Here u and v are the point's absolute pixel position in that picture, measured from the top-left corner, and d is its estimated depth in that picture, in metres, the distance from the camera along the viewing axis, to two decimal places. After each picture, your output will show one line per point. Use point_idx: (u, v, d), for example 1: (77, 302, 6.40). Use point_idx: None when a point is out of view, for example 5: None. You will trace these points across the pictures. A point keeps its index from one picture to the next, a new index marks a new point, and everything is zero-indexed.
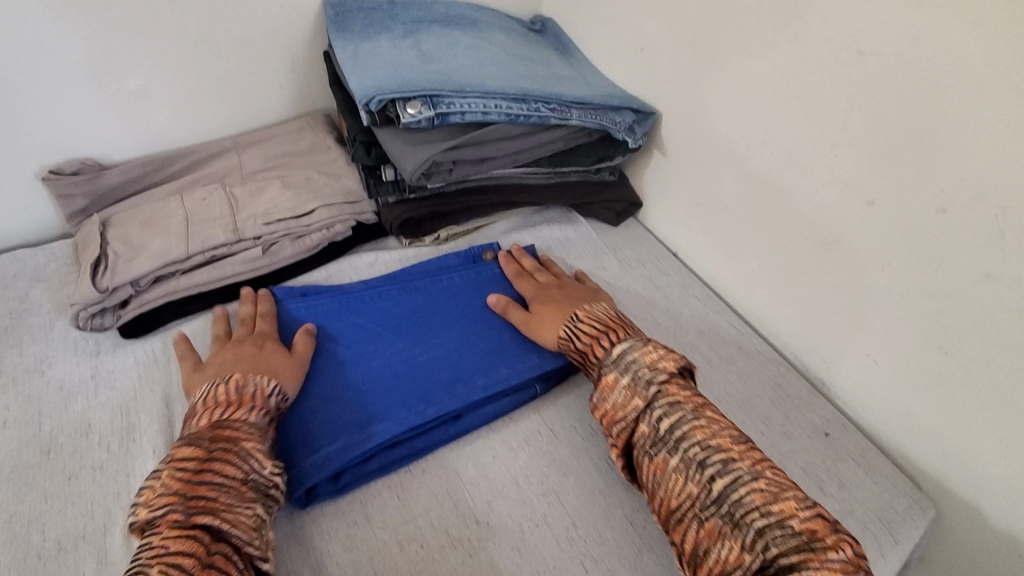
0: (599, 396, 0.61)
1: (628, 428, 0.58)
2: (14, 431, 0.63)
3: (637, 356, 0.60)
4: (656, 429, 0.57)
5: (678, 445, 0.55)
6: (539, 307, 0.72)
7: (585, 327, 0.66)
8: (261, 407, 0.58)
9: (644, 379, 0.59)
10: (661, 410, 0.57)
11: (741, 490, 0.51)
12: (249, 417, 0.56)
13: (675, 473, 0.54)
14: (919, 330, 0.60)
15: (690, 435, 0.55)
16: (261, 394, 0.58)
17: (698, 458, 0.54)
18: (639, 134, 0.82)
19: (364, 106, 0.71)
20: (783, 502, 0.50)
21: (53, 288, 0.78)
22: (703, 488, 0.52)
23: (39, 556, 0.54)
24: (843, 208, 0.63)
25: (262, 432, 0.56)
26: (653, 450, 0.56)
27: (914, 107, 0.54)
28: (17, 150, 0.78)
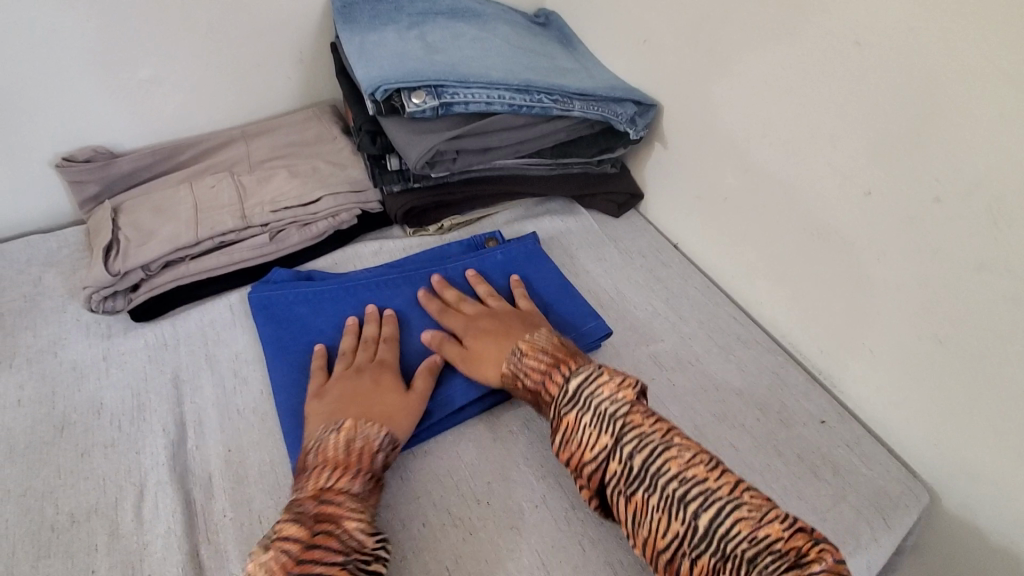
0: (560, 439, 0.58)
1: (598, 468, 0.56)
2: (29, 409, 0.65)
3: (596, 390, 0.57)
4: (628, 467, 0.54)
5: (656, 480, 0.52)
6: (478, 339, 0.67)
7: (531, 363, 0.63)
8: (365, 469, 0.55)
9: (608, 415, 0.56)
10: (630, 446, 0.54)
11: (726, 521, 0.49)
12: (353, 485, 0.53)
13: (658, 512, 0.51)
14: (914, 319, 0.61)
15: (664, 468, 0.53)
16: (368, 454, 0.56)
17: (678, 494, 0.51)
18: (641, 126, 0.83)
19: (370, 95, 0.73)
20: (768, 526, 0.48)
21: (65, 272, 0.79)
22: (689, 525, 0.50)
23: (53, 528, 0.56)
24: (840, 198, 0.64)
25: (363, 500, 0.53)
26: (630, 488, 0.53)
27: (910, 98, 0.55)
28: (31, 138, 0.80)
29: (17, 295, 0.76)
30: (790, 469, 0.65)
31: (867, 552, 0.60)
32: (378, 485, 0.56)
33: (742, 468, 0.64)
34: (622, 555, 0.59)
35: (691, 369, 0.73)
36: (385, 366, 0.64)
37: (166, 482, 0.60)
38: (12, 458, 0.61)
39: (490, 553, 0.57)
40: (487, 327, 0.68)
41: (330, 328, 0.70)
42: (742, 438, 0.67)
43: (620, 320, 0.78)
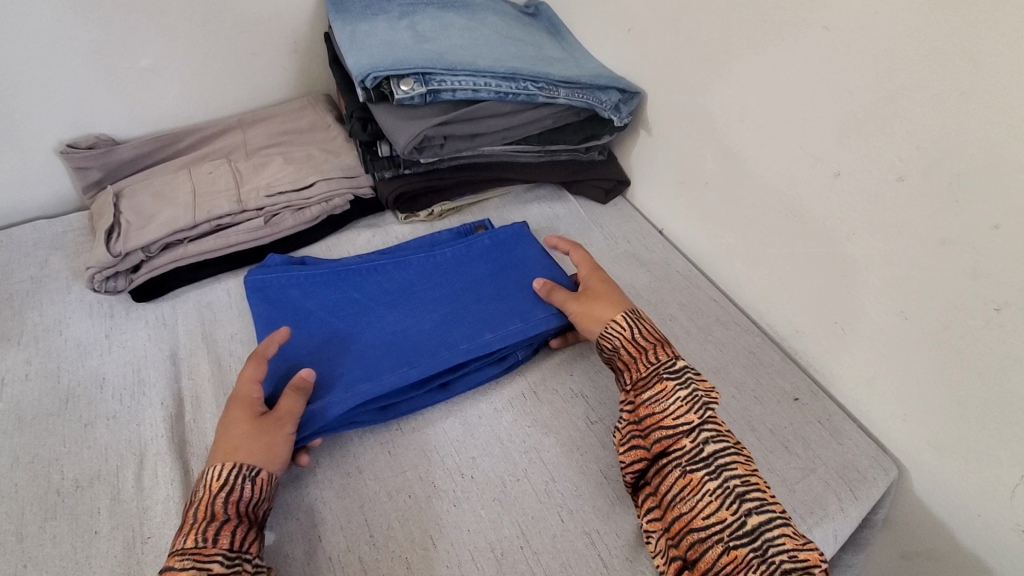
0: (651, 397, 0.62)
1: (671, 437, 0.59)
2: (35, 383, 0.68)
3: (697, 380, 0.63)
4: (699, 448, 0.58)
5: (720, 470, 0.57)
6: (600, 284, 0.73)
7: (647, 329, 0.67)
8: (203, 519, 0.53)
9: (702, 402, 0.61)
10: (710, 433, 0.59)
11: (773, 530, 0.53)
12: (188, 543, 0.51)
13: (711, 496, 0.56)
14: (883, 297, 0.63)
15: (732, 465, 0.57)
16: (207, 499, 0.54)
17: (738, 489, 0.56)
18: (625, 113, 0.85)
19: (360, 83, 0.75)
20: (809, 551, 0.53)
21: (70, 255, 0.83)
22: (738, 519, 0.54)
23: (59, 493, 0.60)
24: (813, 179, 0.66)
25: (200, 550, 0.51)
26: (691, 466, 0.58)
27: (874, 81, 0.57)
28: (38, 125, 0.83)
29: (24, 276, 0.79)
30: (762, 444, 0.67)
31: (834, 522, 0.63)
32: (230, 526, 0.53)
33: None
34: (599, 525, 0.61)
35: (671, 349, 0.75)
36: (233, 400, 0.61)
37: (165, 452, 0.63)
38: (21, 428, 0.64)
39: (472, 523, 0.60)
40: (604, 283, 0.73)
41: (320, 310, 0.72)
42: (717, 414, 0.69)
43: None
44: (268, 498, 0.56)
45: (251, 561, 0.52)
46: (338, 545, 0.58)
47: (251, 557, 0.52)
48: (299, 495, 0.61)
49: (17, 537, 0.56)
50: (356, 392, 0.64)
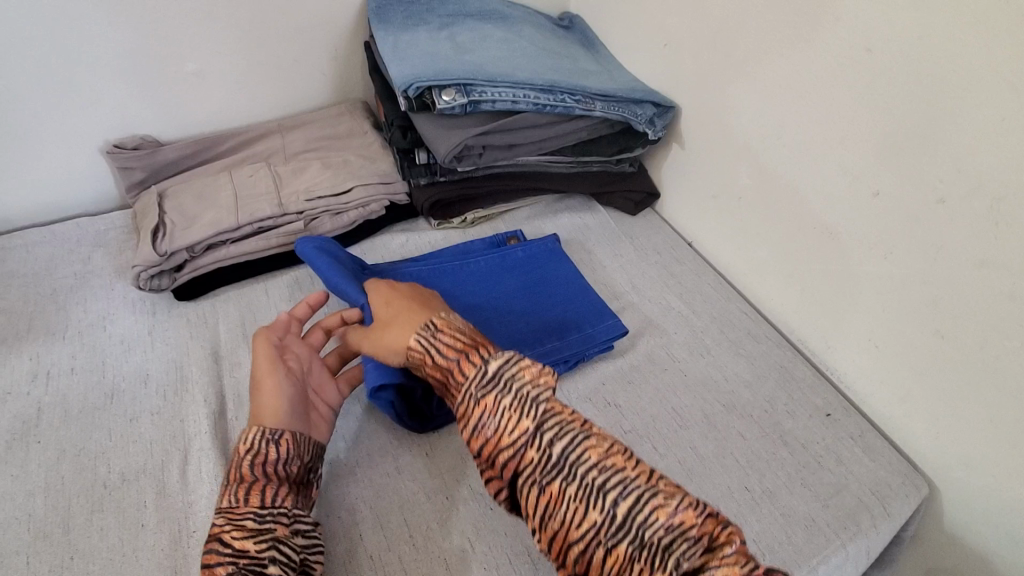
0: (475, 423, 0.54)
1: (515, 454, 0.52)
2: (82, 377, 0.70)
3: (519, 375, 0.54)
4: (547, 455, 0.51)
5: (573, 469, 0.50)
6: (392, 308, 0.65)
7: (447, 340, 0.59)
8: (235, 481, 0.55)
9: (531, 400, 0.53)
10: (551, 433, 0.52)
11: (645, 509, 0.48)
12: (223, 503, 0.54)
13: (574, 502, 0.49)
14: (918, 316, 0.64)
15: (585, 456, 0.51)
16: (237, 462, 0.56)
17: (598, 483, 0.50)
18: (660, 127, 0.87)
19: (403, 92, 0.77)
20: (685, 513, 0.48)
21: (112, 253, 0.84)
22: (606, 515, 0.48)
23: (105, 486, 0.61)
24: (850, 198, 0.66)
25: (238, 506, 0.53)
26: (546, 478, 0.51)
27: (915, 103, 0.58)
28: (86, 125, 0.86)
29: (68, 272, 0.81)
30: (795, 458, 0.68)
31: (866, 539, 0.63)
32: (264, 484, 0.55)
33: (748, 456, 0.68)
34: None
35: (702, 361, 0.76)
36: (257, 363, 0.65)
37: (208, 449, 0.64)
38: (68, 421, 0.66)
39: (508, 527, 0.61)
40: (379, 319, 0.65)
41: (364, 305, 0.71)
42: (750, 427, 0.70)
43: (635, 312, 0.81)
44: (298, 457, 0.58)
45: (286, 513, 0.54)
46: (379, 544, 0.59)
47: (287, 509, 0.54)
48: (338, 495, 0.62)
49: (63, 529, 0.58)
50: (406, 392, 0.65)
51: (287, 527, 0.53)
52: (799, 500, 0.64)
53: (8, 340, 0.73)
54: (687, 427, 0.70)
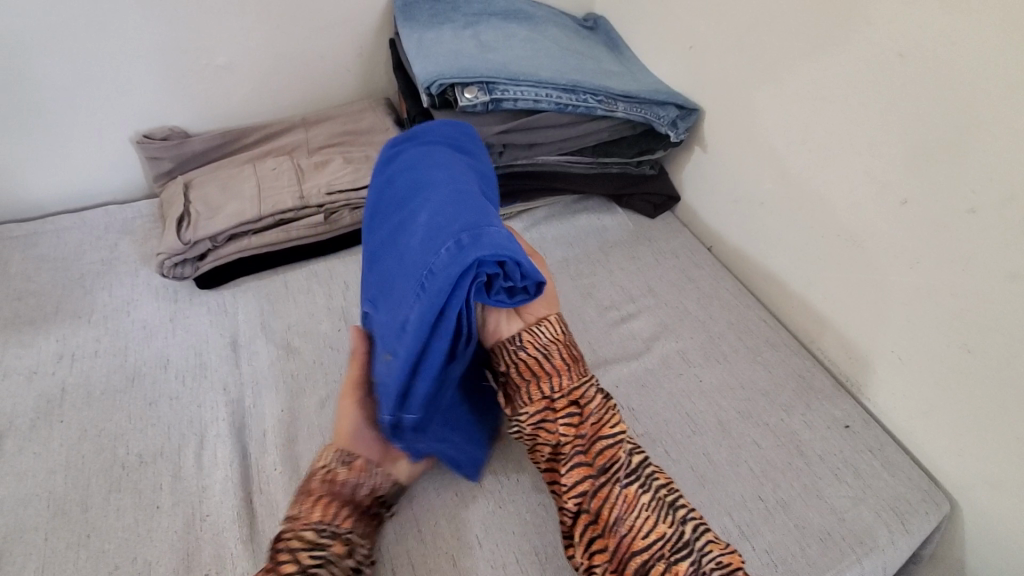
0: (591, 407, 0.59)
1: (609, 448, 0.58)
2: (105, 360, 0.72)
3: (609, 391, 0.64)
4: (631, 461, 0.57)
5: (649, 481, 0.56)
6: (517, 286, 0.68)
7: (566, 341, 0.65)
8: (303, 492, 0.55)
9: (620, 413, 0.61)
10: (635, 446, 0.59)
11: (702, 538, 0.54)
12: (289, 513, 0.54)
13: (647, 511, 0.54)
14: (945, 328, 0.62)
15: (658, 476, 0.57)
16: (308, 475, 0.56)
17: (668, 500, 0.55)
18: (682, 130, 0.86)
19: (426, 89, 0.78)
20: (732, 555, 0.53)
21: (138, 240, 0.86)
22: (675, 531, 0.54)
23: (123, 467, 0.62)
24: (877, 205, 0.65)
25: (301, 518, 0.53)
26: (626, 481, 0.56)
27: (948, 108, 0.57)
28: (117, 114, 0.88)
29: (96, 258, 0.83)
30: (811, 469, 0.66)
31: (883, 555, 0.61)
32: (328, 501, 0.54)
33: (763, 465, 0.66)
34: None
35: (718, 367, 0.75)
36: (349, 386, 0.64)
37: (224, 435, 0.65)
38: (90, 402, 0.68)
39: (515, 526, 0.60)
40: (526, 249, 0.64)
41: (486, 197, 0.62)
42: (765, 436, 0.69)
43: (651, 316, 0.80)
44: (369, 483, 0.56)
45: (342, 536, 0.53)
46: (387, 537, 0.59)
47: (343, 532, 0.53)
48: None
49: (82, 507, 0.59)
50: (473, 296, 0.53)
51: (342, 548, 0.52)
52: (814, 513, 0.63)
53: (37, 321, 0.75)
54: (702, 434, 0.69)
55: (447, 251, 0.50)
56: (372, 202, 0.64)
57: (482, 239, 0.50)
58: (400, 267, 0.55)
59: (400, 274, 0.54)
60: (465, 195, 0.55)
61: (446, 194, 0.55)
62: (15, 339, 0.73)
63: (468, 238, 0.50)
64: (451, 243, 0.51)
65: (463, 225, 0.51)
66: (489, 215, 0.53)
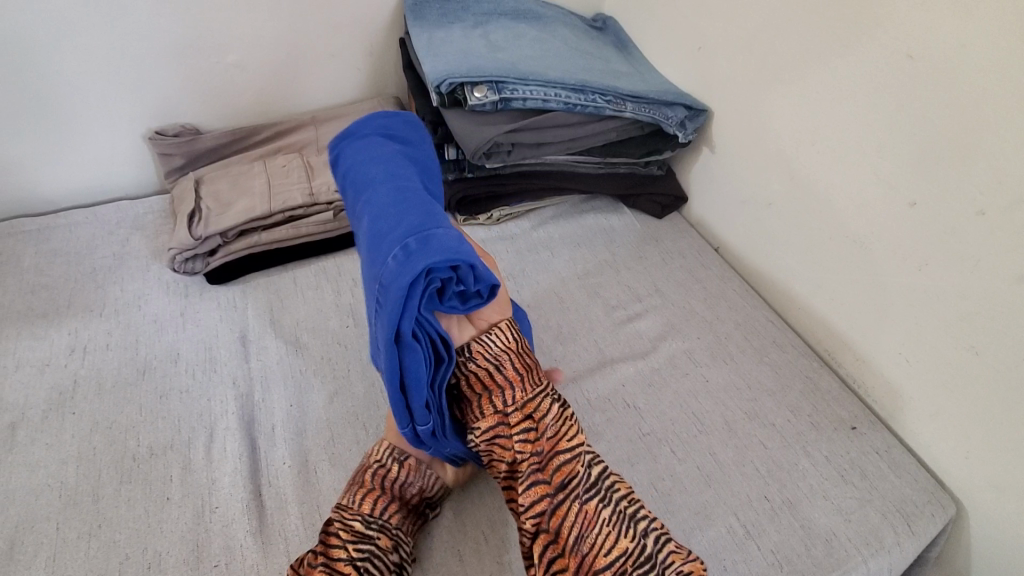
0: (546, 420, 0.58)
1: (566, 462, 0.57)
2: (116, 353, 0.73)
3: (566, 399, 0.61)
4: (590, 474, 0.57)
5: (609, 493, 0.56)
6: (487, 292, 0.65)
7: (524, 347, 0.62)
8: (356, 481, 0.57)
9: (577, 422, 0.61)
10: (594, 456, 0.58)
11: (664, 549, 0.54)
12: (341, 501, 0.56)
13: (607, 526, 0.54)
14: (952, 330, 0.62)
15: (618, 486, 0.57)
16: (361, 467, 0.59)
17: (629, 512, 0.55)
18: (690, 130, 0.86)
19: (436, 87, 0.79)
20: (693, 562, 0.53)
21: (149, 235, 0.87)
22: (636, 545, 0.54)
23: (134, 458, 0.63)
24: (885, 207, 0.65)
25: (351, 507, 0.55)
26: (585, 496, 0.56)
27: (956, 110, 0.57)
28: (129, 110, 0.89)
29: (107, 253, 0.84)
30: (817, 470, 0.66)
31: (889, 556, 0.61)
32: (381, 496, 0.57)
33: (769, 465, 0.66)
34: None
35: (725, 367, 0.75)
36: None
37: (233, 428, 0.66)
38: (101, 395, 0.68)
39: None
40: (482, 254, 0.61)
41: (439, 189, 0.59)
42: (771, 436, 0.69)
43: (658, 315, 0.81)
44: (418, 483, 0.59)
45: (389, 531, 0.55)
46: None
47: (391, 528, 0.55)
48: None
49: (93, 498, 0.60)
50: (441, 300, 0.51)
51: (389, 543, 0.54)
52: (819, 513, 0.63)
53: (50, 314, 0.76)
54: (708, 433, 0.69)
55: (394, 260, 0.47)
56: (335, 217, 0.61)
57: (431, 244, 0.47)
58: (362, 283, 0.52)
59: (363, 290, 0.52)
60: (406, 195, 0.52)
61: (388, 197, 0.52)
62: (28, 331, 0.74)
63: (414, 244, 0.47)
64: (397, 250, 0.48)
65: (405, 229, 0.48)
66: (436, 216, 0.50)
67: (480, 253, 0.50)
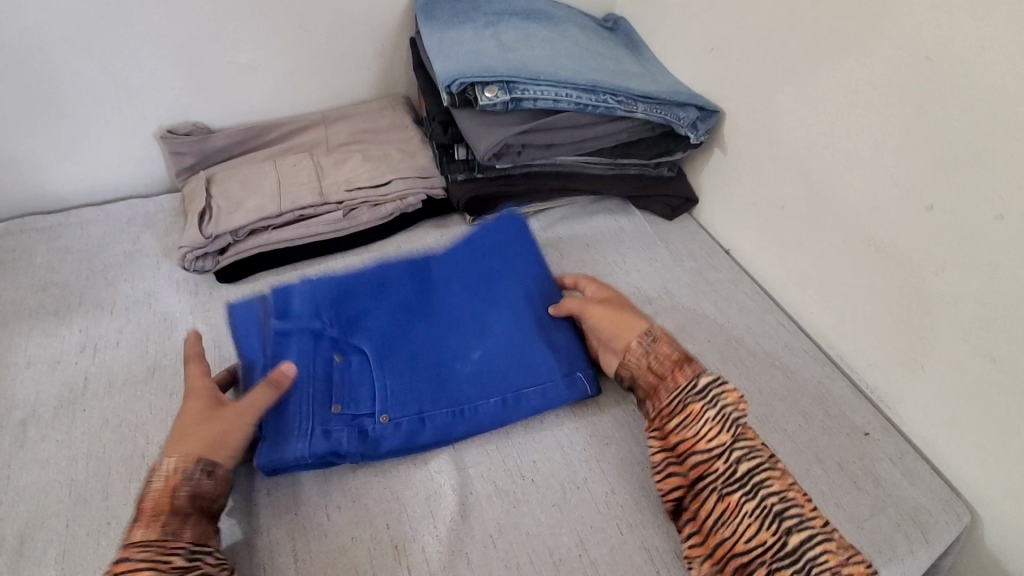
0: (679, 422, 0.60)
1: (703, 460, 0.58)
2: (126, 350, 0.73)
3: (722, 394, 0.61)
4: (733, 469, 0.57)
5: (755, 489, 0.55)
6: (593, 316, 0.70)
7: (665, 352, 0.65)
8: (164, 510, 0.52)
9: (731, 418, 0.59)
10: (741, 451, 0.57)
11: (816, 549, 0.52)
12: (149, 533, 0.50)
13: (749, 518, 0.54)
14: (969, 336, 0.61)
15: (766, 483, 0.56)
16: (170, 488, 0.53)
17: (775, 509, 0.54)
18: (702, 131, 0.85)
19: (446, 87, 0.79)
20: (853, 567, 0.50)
21: (160, 234, 0.88)
22: (778, 539, 0.53)
23: (143, 456, 0.63)
24: (901, 210, 0.64)
25: (165, 542, 0.50)
26: (726, 489, 0.56)
27: (976, 112, 0.56)
28: (142, 109, 0.89)
29: (119, 251, 0.85)
30: (829, 477, 0.65)
31: (902, 565, 0.60)
32: (161, 514, 0.51)
33: None
34: (660, 541, 0.60)
35: (735, 371, 0.74)
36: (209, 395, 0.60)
37: None
38: (112, 392, 0.69)
39: (530, 526, 0.60)
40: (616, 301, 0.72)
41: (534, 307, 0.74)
42: (783, 442, 0.68)
43: (668, 318, 0.80)
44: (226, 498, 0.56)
45: (213, 552, 0.52)
46: (404, 534, 0.59)
47: (212, 550, 0.52)
48: (366, 479, 0.62)
49: (103, 495, 0.60)
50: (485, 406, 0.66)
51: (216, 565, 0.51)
52: (832, 520, 0.62)
53: (61, 311, 0.77)
54: None
55: (497, 404, 0.66)
56: (403, 287, 0.74)
57: (523, 403, 0.67)
58: (433, 375, 0.67)
59: (432, 380, 0.67)
60: (520, 340, 0.70)
61: (502, 331, 0.71)
62: (40, 328, 0.75)
63: (512, 399, 0.67)
64: (497, 399, 0.67)
65: (509, 384, 0.67)
66: (532, 369, 0.69)
67: (557, 382, 0.68)
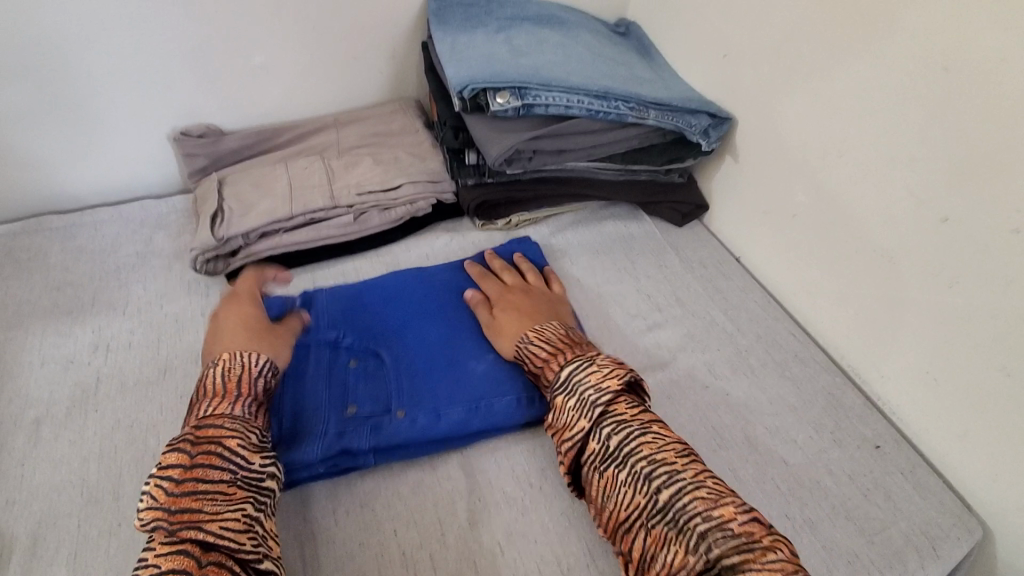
0: (551, 417, 0.61)
1: (576, 445, 0.58)
2: (138, 351, 0.74)
3: (583, 376, 0.60)
4: (605, 446, 0.56)
5: (625, 459, 0.54)
6: (501, 313, 0.71)
7: (535, 350, 0.65)
8: (243, 395, 0.57)
9: (591, 401, 0.58)
10: (608, 428, 0.56)
11: (686, 500, 0.50)
12: (232, 410, 0.56)
13: (624, 486, 0.53)
14: (983, 349, 0.60)
15: (636, 451, 0.54)
16: (249, 376, 0.59)
17: (645, 473, 0.53)
18: (714, 138, 0.85)
19: (458, 93, 0.79)
20: (726, 508, 0.49)
21: (172, 235, 0.88)
22: (650, 499, 0.52)
23: (155, 457, 0.64)
24: (915, 222, 0.64)
25: (245, 419, 0.56)
26: (602, 466, 0.55)
27: (992, 124, 0.55)
28: (156, 111, 0.90)
29: (131, 251, 0.86)
30: (839, 489, 0.65)
31: None
32: (236, 399, 0.57)
33: (790, 483, 0.65)
34: None
35: (746, 381, 0.74)
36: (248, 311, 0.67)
37: None
38: (123, 392, 0.69)
39: (538, 534, 0.60)
40: (508, 308, 0.71)
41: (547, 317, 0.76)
42: (793, 453, 0.68)
43: (677, 326, 0.79)
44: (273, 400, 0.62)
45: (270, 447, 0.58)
46: (412, 540, 0.59)
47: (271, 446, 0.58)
48: (374, 484, 0.63)
49: (115, 496, 0.61)
50: (500, 403, 0.66)
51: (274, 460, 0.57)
52: (843, 534, 0.62)
53: (74, 310, 0.77)
54: (727, 449, 0.68)
55: (513, 403, 0.66)
56: (417, 293, 0.75)
57: (536, 401, 0.67)
58: (448, 373, 0.67)
59: (446, 379, 0.67)
60: None
61: None
62: (54, 327, 0.75)
63: (526, 398, 0.66)
64: (513, 397, 0.66)
65: (523, 385, 0.67)
66: None
67: None
